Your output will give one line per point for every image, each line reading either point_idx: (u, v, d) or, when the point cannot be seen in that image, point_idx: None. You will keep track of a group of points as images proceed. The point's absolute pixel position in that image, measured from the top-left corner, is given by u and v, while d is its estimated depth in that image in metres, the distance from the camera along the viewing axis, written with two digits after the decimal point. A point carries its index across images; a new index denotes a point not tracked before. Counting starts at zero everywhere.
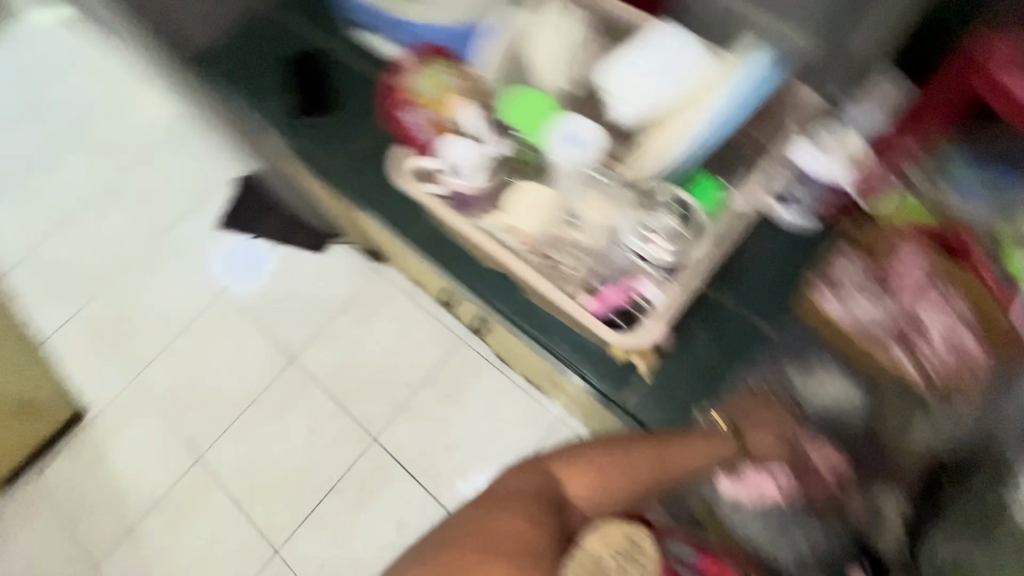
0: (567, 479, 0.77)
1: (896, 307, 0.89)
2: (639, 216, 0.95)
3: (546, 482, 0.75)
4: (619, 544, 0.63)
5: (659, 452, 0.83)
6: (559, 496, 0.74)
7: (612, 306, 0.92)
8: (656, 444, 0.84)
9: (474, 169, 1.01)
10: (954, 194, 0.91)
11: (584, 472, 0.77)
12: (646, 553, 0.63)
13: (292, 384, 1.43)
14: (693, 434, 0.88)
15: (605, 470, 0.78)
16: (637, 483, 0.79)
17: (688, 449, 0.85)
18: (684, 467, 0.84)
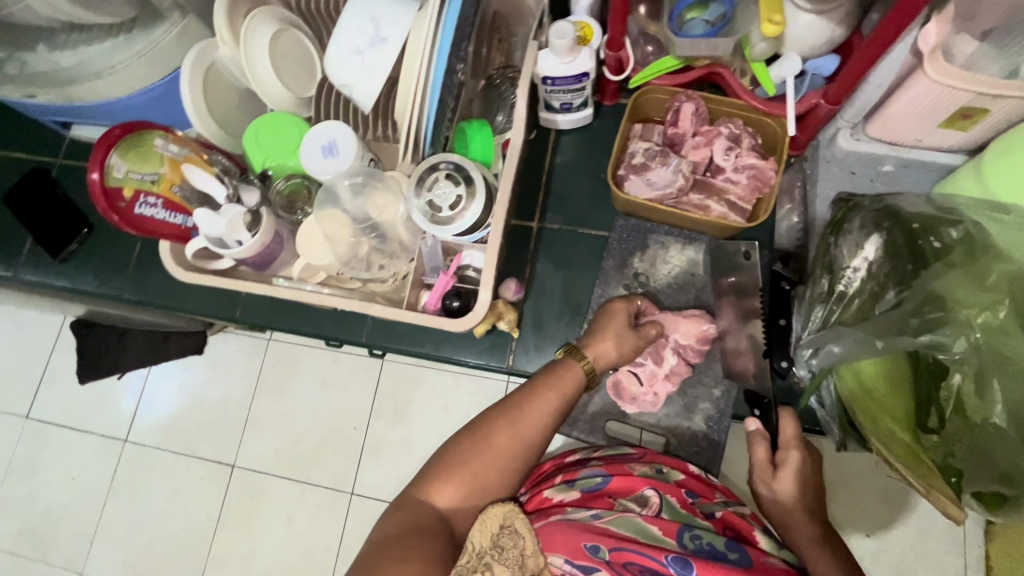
0: (434, 494, 0.62)
1: (685, 163, 0.86)
2: (424, 195, 0.79)
3: (407, 514, 0.60)
4: (491, 529, 0.61)
5: (513, 422, 0.65)
6: (430, 522, 0.59)
7: (444, 293, 0.86)
8: (506, 411, 0.66)
9: (241, 232, 0.81)
10: (676, 32, 0.83)
11: (452, 478, 0.62)
12: (521, 533, 0.61)
13: (239, 492, 1.31)
14: (547, 372, 0.71)
15: (469, 469, 0.62)
16: (505, 465, 0.63)
17: (541, 398, 0.67)
18: (540, 422, 0.66)
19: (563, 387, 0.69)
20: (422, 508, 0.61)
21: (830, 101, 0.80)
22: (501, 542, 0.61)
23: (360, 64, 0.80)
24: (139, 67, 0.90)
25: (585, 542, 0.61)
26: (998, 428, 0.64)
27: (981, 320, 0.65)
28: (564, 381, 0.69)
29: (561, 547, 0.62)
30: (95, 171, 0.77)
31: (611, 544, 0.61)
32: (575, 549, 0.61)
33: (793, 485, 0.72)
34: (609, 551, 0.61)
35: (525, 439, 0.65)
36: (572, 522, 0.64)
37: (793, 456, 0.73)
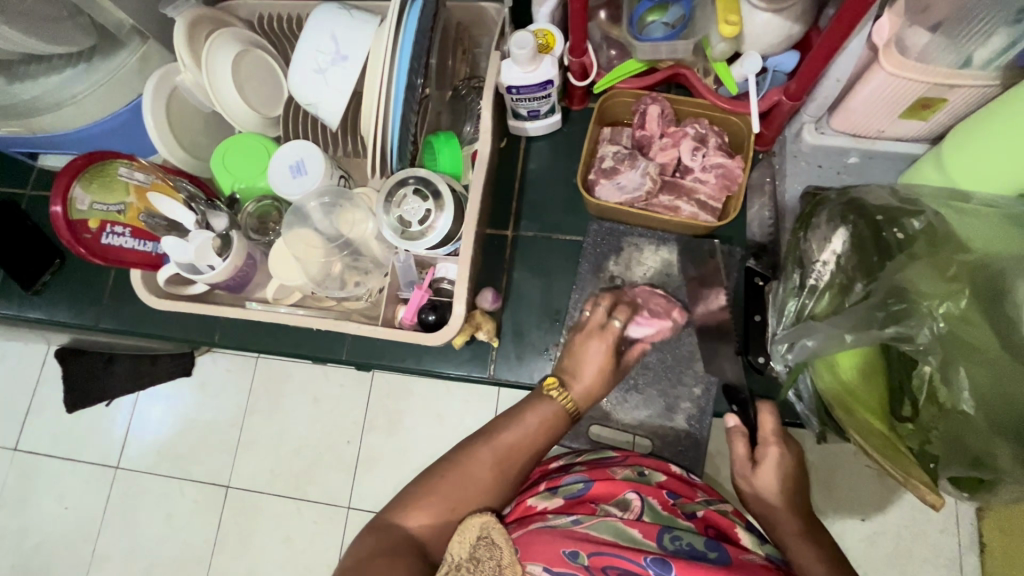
0: (406, 518, 0.63)
1: (653, 165, 0.86)
2: (394, 211, 0.79)
3: (381, 538, 0.61)
4: (469, 541, 0.62)
5: (493, 444, 0.69)
6: (402, 545, 0.61)
7: (419, 308, 0.85)
8: (487, 435, 0.70)
9: (211, 257, 0.81)
10: (636, 37, 0.83)
11: (425, 502, 0.64)
12: (498, 544, 0.62)
13: (234, 513, 1.30)
14: (525, 402, 0.75)
15: (445, 487, 0.65)
16: (482, 487, 0.66)
17: (524, 422, 0.71)
18: (520, 448, 0.70)
19: (544, 416, 0.73)
20: (396, 531, 0.62)
21: (791, 97, 0.81)
22: (478, 554, 0.61)
23: (322, 82, 0.80)
24: (101, 95, 0.89)
25: (563, 548, 0.60)
26: (967, 417, 0.65)
27: (944, 311, 0.65)
28: (545, 411, 0.73)
29: (539, 555, 0.60)
30: (59, 204, 0.77)
31: (590, 548, 0.60)
32: (553, 555, 0.60)
33: (775, 480, 0.72)
34: (588, 556, 0.59)
35: (505, 462, 0.68)
36: (552, 528, 0.63)
37: (772, 452, 0.73)
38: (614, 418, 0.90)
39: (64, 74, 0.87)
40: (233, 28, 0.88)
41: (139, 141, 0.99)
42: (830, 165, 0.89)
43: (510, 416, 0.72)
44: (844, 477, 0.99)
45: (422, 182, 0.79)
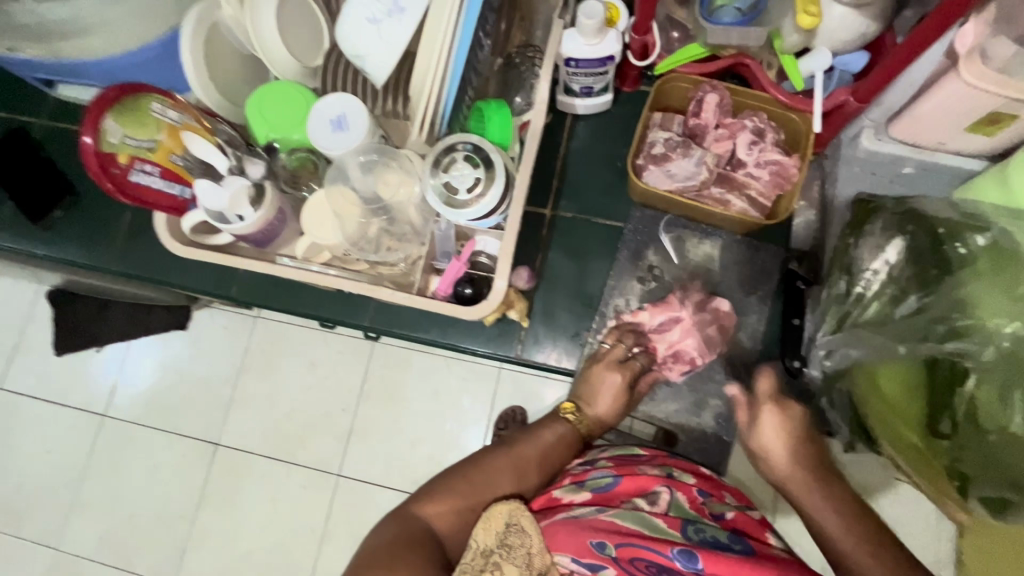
0: (429, 509, 0.63)
1: (709, 155, 0.84)
2: (440, 176, 0.75)
3: (403, 528, 0.60)
4: (497, 528, 0.62)
5: (515, 458, 0.70)
6: (423, 534, 0.60)
7: (456, 279, 0.83)
8: (508, 447, 0.71)
9: (243, 208, 0.77)
10: (704, 19, 0.80)
11: (447, 497, 0.64)
12: (527, 531, 0.61)
13: (222, 472, 1.28)
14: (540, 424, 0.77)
15: (468, 486, 0.66)
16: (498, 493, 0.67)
17: (540, 439, 0.74)
18: (535, 461, 0.71)
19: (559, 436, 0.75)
20: (417, 522, 0.61)
21: (858, 99, 0.78)
22: (509, 541, 0.61)
23: (375, 34, 0.75)
24: (134, 24, 0.84)
25: (590, 539, 0.61)
26: (1015, 437, 0.63)
27: (1010, 330, 0.64)
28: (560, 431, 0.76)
29: (567, 545, 0.61)
30: (88, 135, 0.73)
31: (618, 539, 0.61)
32: (581, 545, 0.60)
33: (778, 438, 0.70)
34: (615, 547, 0.60)
35: (521, 476, 0.69)
36: (579, 519, 0.63)
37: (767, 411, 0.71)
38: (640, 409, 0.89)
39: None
40: None
41: (168, 77, 0.94)
42: (881, 173, 0.88)
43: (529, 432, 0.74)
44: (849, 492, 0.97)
45: (473, 155, 0.75)
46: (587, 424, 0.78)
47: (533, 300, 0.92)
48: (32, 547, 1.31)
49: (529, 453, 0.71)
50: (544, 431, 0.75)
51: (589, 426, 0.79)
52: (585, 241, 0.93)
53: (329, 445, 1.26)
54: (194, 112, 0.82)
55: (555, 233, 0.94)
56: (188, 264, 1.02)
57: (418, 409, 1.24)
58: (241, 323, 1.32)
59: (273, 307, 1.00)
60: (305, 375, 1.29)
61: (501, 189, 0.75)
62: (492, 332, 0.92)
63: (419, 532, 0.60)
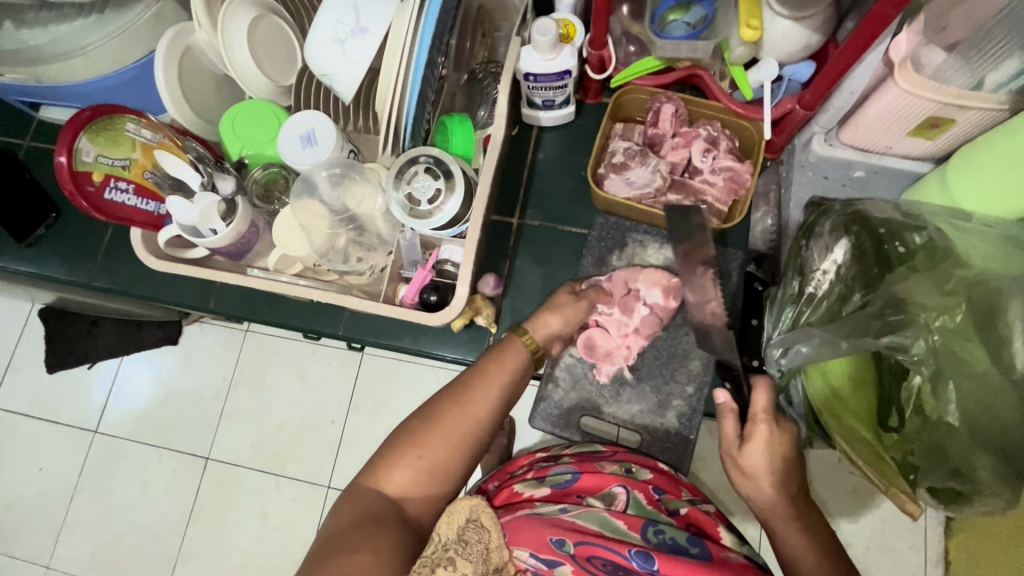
0: (384, 482, 0.62)
1: (663, 163, 0.87)
2: (404, 188, 0.79)
3: (363, 505, 0.59)
4: (458, 522, 0.61)
5: (466, 405, 0.66)
6: (380, 509, 0.59)
7: (422, 287, 0.86)
8: (456, 394, 0.67)
9: (215, 221, 0.80)
10: (657, 34, 0.83)
11: (404, 465, 0.62)
12: (487, 527, 0.61)
13: (211, 484, 1.30)
14: (498, 350, 0.73)
15: (421, 450, 0.63)
16: (455, 445, 0.64)
17: (489, 382, 0.68)
18: (487, 405, 0.67)
19: (511, 366, 0.70)
20: (374, 498, 0.60)
21: (805, 106, 0.82)
22: (465, 536, 0.60)
23: (340, 54, 0.79)
24: (112, 49, 0.88)
25: (550, 535, 0.62)
26: (950, 428, 0.67)
27: (938, 323, 0.68)
28: (512, 359, 0.72)
29: (527, 541, 0.62)
30: (63, 154, 0.76)
31: (577, 538, 0.63)
32: (541, 542, 0.62)
33: (764, 455, 0.66)
34: (574, 545, 0.62)
35: (477, 420, 0.66)
36: (540, 516, 0.65)
37: (761, 428, 0.67)
38: (607, 411, 0.91)
39: (76, 23, 0.86)
40: None
41: (147, 99, 0.98)
42: (833, 177, 0.90)
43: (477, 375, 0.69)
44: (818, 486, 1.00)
45: (436, 165, 0.78)
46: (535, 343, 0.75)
47: (500, 306, 0.95)
48: (23, 564, 1.32)
49: (483, 405, 0.66)
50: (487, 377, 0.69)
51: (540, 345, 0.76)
52: (551, 248, 0.96)
53: (314, 455, 1.28)
54: (164, 129, 0.85)
55: (522, 241, 0.97)
56: (171, 279, 1.05)
57: (400, 418, 1.26)
58: (226, 336, 1.35)
59: (253, 319, 1.02)
60: (288, 387, 1.31)
61: (462, 201, 0.79)
62: (462, 339, 0.95)
63: (378, 506, 0.60)
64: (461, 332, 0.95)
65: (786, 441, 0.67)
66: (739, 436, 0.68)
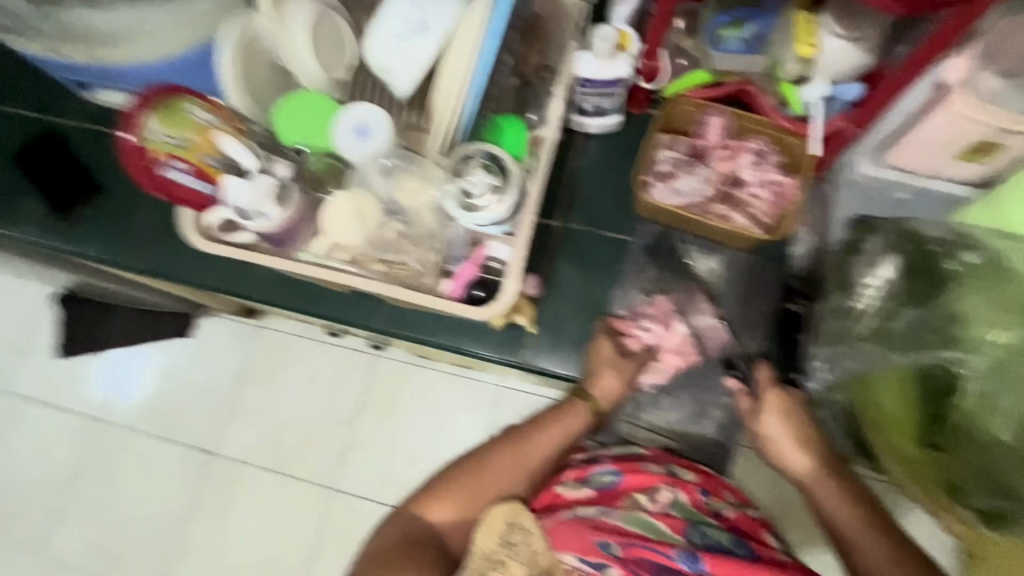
0: (428, 510, 0.71)
1: (713, 173, 0.90)
2: (457, 182, 0.79)
3: (407, 529, 0.69)
4: (497, 531, 0.67)
5: (515, 453, 0.75)
6: (422, 534, 0.69)
7: (467, 283, 0.85)
8: (510, 441, 0.76)
9: (267, 207, 0.81)
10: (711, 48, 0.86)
11: (446, 497, 0.72)
12: (530, 531, 0.66)
13: (221, 479, 1.28)
14: (558, 410, 0.80)
15: (465, 485, 0.72)
16: (495, 485, 0.72)
17: (547, 437, 0.77)
18: (536, 457, 0.75)
19: (567, 426, 0.79)
20: (415, 522, 0.70)
21: (857, 124, 0.83)
22: (511, 539, 0.66)
23: (403, 49, 0.81)
24: (177, 33, 0.90)
25: (596, 539, 0.65)
26: (1003, 444, 0.67)
27: (991, 337, 0.69)
28: (569, 416, 0.80)
29: (573, 545, 0.65)
30: (129, 133, 0.79)
31: (622, 540, 0.65)
32: (586, 544, 0.65)
33: (780, 425, 0.77)
34: (620, 547, 0.65)
35: (519, 467, 0.74)
36: (581, 519, 0.67)
37: (770, 398, 0.78)
38: (643, 417, 0.90)
39: (142, 7, 0.88)
40: None
41: (198, 85, 0.99)
42: (877, 198, 0.91)
43: (534, 430, 0.77)
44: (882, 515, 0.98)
45: (490, 157, 0.80)
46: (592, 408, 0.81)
47: (539, 307, 0.95)
48: (21, 550, 1.30)
49: (536, 454, 0.75)
50: (547, 430, 0.77)
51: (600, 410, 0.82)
52: (594, 253, 0.96)
53: (329, 455, 1.27)
54: (224, 113, 0.86)
55: (565, 243, 0.97)
56: (206, 263, 1.05)
57: (422, 419, 1.26)
58: (248, 327, 1.35)
59: (288, 307, 1.02)
60: (309, 382, 1.30)
61: (513, 198, 0.79)
62: (499, 339, 0.94)
63: (423, 534, 0.69)
64: (498, 332, 0.94)
65: (793, 403, 0.78)
66: (755, 409, 0.79)
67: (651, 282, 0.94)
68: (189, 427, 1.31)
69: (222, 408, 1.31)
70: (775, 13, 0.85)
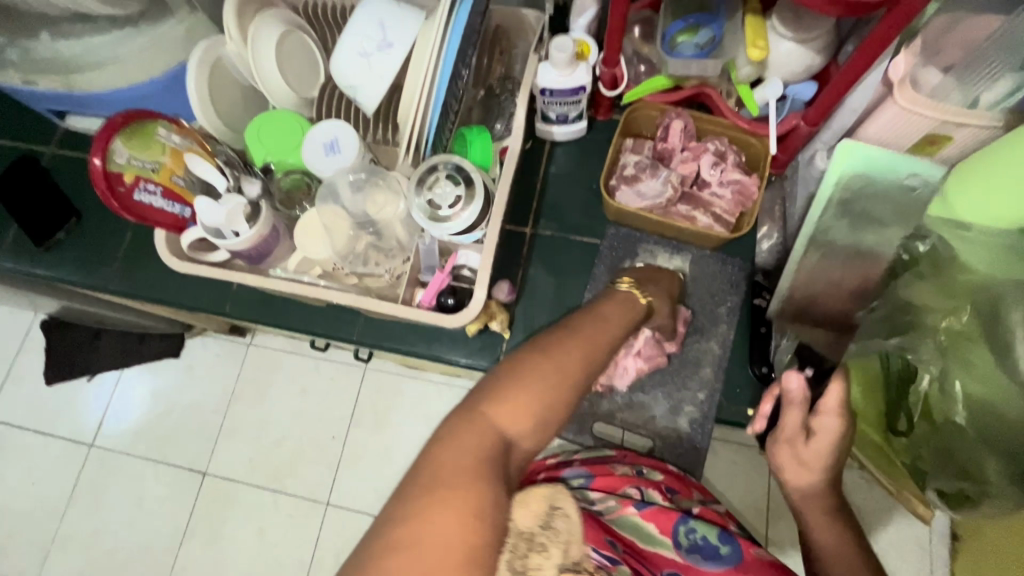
0: (493, 417, 0.56)
1: (674, 174, 0.91)
2: (424, 194, 0.81)
3: (476, 437, 0.54)
4: (540, 510, 0.56)
5: (586, 344, 0.66)
6: (495, 446, 0.54)
7: (438, 291, 0.87)
8: (574, 334, 0.67)
9: (239, 224, 0.82)
10: (667, 54, 0.88)
11: (520, 401, 0.57)
12: (573, 516, 0.58)
13: (212, 499, 1.28)
14: (588, 317, 0.72)
15: (540, 386, 0.59)
16: (571, 386, 0.61)
17: (585, 344, 0.66)
18: (605, 345, 0.68)
19: (604, 334, 0.69)
20: (490, 430, 0.55)
21: (808, 122, 0.85)
22: (552, 521, 0.57)
23: (366, 66, 0.83)
24: (145, 59, 0.92)
25: (603, 535, 0.65)
26: (959, 427, 0.68)
27: (944, 324, 0.71)
28: (624, 304, 0.78)
29: (590, 535, 0.63)
30: (98, 157, 0.78)
31: (623, 543, 0.66)
32: (600, 538, 0.64)
33: (827, 448, 0.70)
34: (622, 549, 0.65)
35: (591, 360, 0.65)
36: (593, 515, 0.68)
37: (820, 420, 0.70)
38: (619, 417, 0.91)
39: (111, 35, 0.90)
40: (280, 9, 0.91)
41: (171, 109, 1.01)
42: None
43: (573, 334, 0.67)
44: (850, 500, 1.07)
45: (457, 166, 0.81)
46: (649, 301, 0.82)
47: (514, 312, 0.97)
48: None
49: (580, 357, 0.64)
50: (582, 336, 0.67)
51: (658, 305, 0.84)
52: (565, 257, 0.99)
53: (318, 469, 1.27)
54: (192, 134, 0.87)
55: (536, 249, 0.99)
56: (186, 283, 1.06)
57: (409, 429, 1.27)
58: (233, 344, 1.36)
59: (267, 323, 1.03)
60: (296, 397, 1.31)
61: (478, 207, 0.81)
62: (474, 346, 0.96)
63: (490, 440, 0.54)
64: (474, 339, 0.96)
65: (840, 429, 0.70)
66: (808, 425, 0.71)
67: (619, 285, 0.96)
68: (178, 448, 1.32)
69: (210, 427, 1.32)
70: (728, 17, 0.87)
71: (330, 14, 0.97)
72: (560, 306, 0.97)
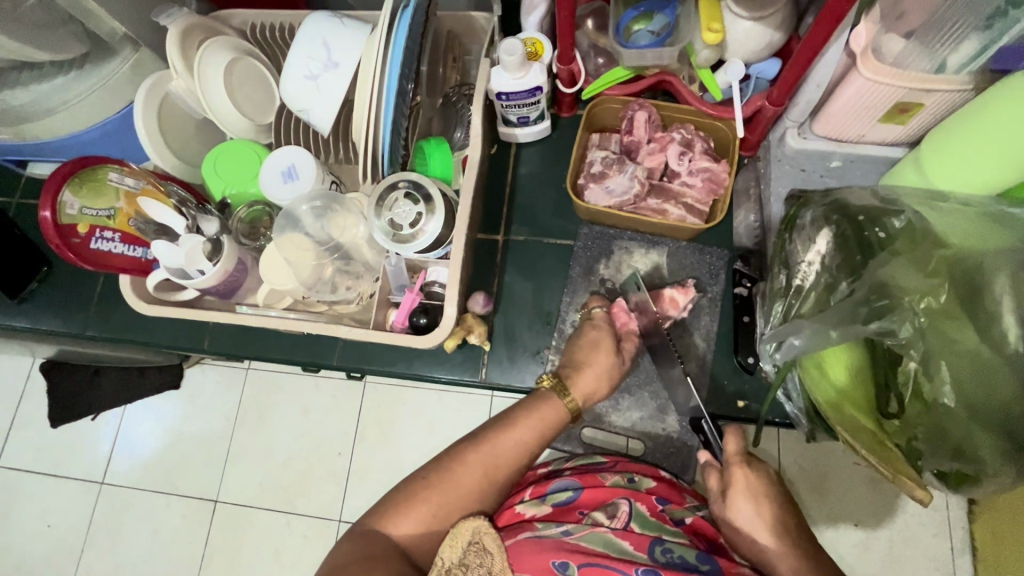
0: (392, 524, 0.65)
1: (640, 169, 0.88)
2: (384, 215, 0.80)
3: (366, 543, 0.62)
4: (461, 545, 0.64)
5: (485, 458, 0.69)
6: (386, 552, 0.62)
7: (411, 310, 0.85)
8: (478, 446, 0.70)
9: (201, 261, 0.80)
10: (622, 45, 0.85)
11: (413, 511, 0.65)
12: (488, 550, 0.63)
13: (221, 530, 1.28)
14: (529, 404, 0.76)
15: (435, 493, 0.66)
16: (468, 493, 0.67)
17: (517, 434, 0.72)
18: (510, 459, 0.71)
19: (542, 423, 0.74)
20: (379, 537, 0.63)
21: (773, 102, 0.82)
22: (467, 560, 0.63)
23: (314, 89, 0.81)
24: (93, 102, 0.90)
25: (552, 560, 0.61)
26: (948, 410, 0.67)
27: (924, 305, 0.68)
28: (542, 413, 0.75)
29: (529, 566, 0.62)
30: (47, 210, 0.77)
31: (580, 559, 0.61)
32: (543, 567, 0.61)
33: (749, 505, 0.67)
34: (577, 567, 0.61)
35: (492, 473, 0.69)
36: (543, 539, 0.64)
37: (737, 474, 0.70)
38: (608, 420, 0.90)
39: (56, 81, 0.88)
40: (226, 38, 0.89)
41: (129, 148, 1.00)
42: (812, 169, 0.91)
43: (505, 425, 0.73)
44: (844, 478, 1.07)
45: (411, 180, 0.80)
46: (574, 403, 0.77)
47: (493, 323, 0.95)
48: None
49: (507, 452, 0.71)
50: (517, 430, 0.72)
51: (579, 407, 0.78)
52: (541, 261, 0.97)
53: (321, 492, 1.27)
54: (144, 175, 0.86)
55: (511, 256, 0.97)
56: (163, 324, 1.05)
57: (407, 443, 1.26)
58: (223, 374, 1.35)
59: (248, 355, 1.02)
60: (292, 421, 1.30)
61: (439, 221, 0.80)
62: (456, 360, 0.94)
63: (381, 548, 0.62)
64: (456, 354, 0.94)
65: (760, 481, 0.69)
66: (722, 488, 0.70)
67: (595, 285, 0.94)
68: (181, 483, 1.31)
69: (210, 459, 1.32)
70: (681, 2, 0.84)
71: (277, 35, 0.96)
72: (539, 311, 0.95)
